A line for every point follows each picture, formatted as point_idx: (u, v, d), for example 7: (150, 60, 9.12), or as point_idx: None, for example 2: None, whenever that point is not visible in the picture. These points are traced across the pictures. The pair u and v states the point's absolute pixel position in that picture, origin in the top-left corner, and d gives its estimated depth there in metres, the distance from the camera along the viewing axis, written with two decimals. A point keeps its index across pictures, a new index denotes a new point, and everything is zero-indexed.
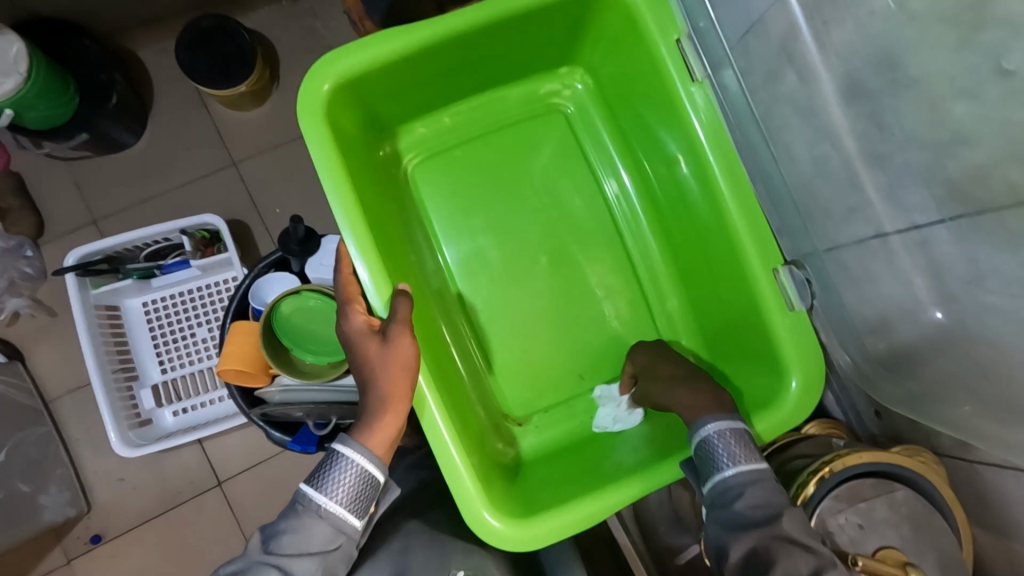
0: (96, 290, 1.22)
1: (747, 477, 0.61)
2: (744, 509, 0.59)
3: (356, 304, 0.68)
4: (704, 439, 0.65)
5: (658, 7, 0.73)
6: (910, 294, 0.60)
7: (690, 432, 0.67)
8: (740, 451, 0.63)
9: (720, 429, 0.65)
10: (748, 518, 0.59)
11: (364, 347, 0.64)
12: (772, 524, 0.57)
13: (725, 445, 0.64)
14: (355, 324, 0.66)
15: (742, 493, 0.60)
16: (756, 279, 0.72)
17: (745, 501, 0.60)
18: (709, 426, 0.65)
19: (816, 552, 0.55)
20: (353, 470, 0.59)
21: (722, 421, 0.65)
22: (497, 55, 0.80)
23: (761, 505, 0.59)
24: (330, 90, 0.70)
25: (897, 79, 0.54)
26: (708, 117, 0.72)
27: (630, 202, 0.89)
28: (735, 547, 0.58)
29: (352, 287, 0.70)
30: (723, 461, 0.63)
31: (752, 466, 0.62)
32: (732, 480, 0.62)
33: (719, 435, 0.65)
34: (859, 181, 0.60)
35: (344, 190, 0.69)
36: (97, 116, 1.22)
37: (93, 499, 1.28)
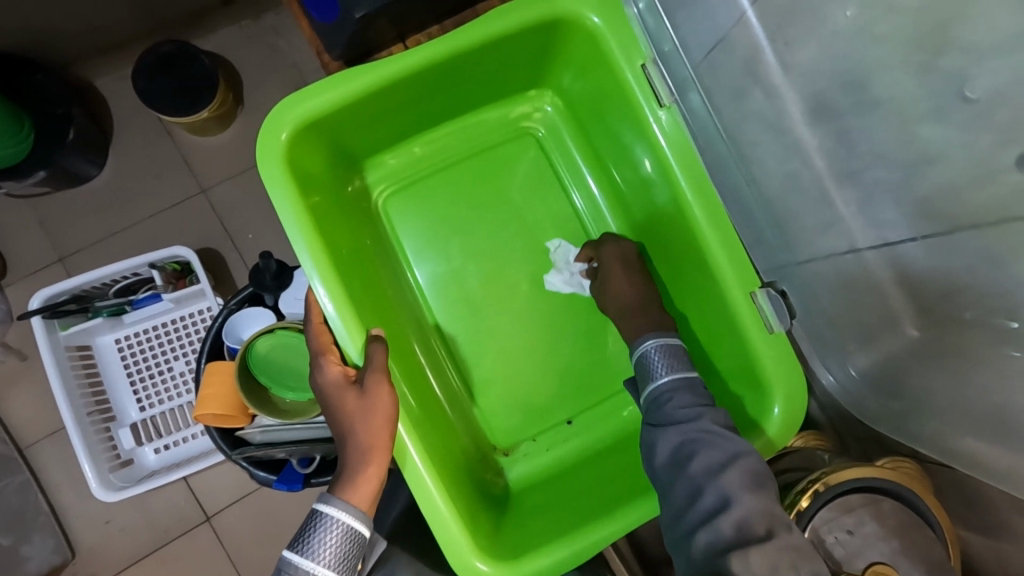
0: (66, 330, 1.19)
1: (676, 383, 0.67)
2: (670, 408, 0.65)
3: (330, 355, 0.67)
4: (643, 354, 0.72)
5: (621, 31, 0.72)
6: (888, 310, 0.60)
7: (633, 349, 0.73)
8: (672, 361, 0.69)
9: (659, 344, 0.71)
10: (675, 416, 0.65)
11: (341, 400, 0.63)
12: (696, 422, 0.63)
13: (660, 358, 0.70)
14: (331, 376, 0.64)
15: (672, 397, 0.66)
16: (733, 300, 0.72)
17: (675, 403, 0.65)
18: (648, 342, 0.72)
19: (732, 439, 0.62)
20: (338, 529, 0.58)
21: (657, 337, 0.71)
22: (463, 84, 0.79)
23: (688, 406, 0.65)
24: (290, 137, 0.68)
25: (862, 100, 0.54)
26: (674, 136, 0.73)
27: (604, 219, 0.88)
28: (665, 438, 0.64)
29: (323, 336, 0.69)
30: (657, 371, 0.69)
31: (682, 374, 0.68)
32: (662, 387, 0.68)
33: (657, 348, 0.71)
34: (830, 200, 0.60)
35: (310, 237, 0.67)
36: (55, 151, 1.18)
37: (76, 545, 1.24)
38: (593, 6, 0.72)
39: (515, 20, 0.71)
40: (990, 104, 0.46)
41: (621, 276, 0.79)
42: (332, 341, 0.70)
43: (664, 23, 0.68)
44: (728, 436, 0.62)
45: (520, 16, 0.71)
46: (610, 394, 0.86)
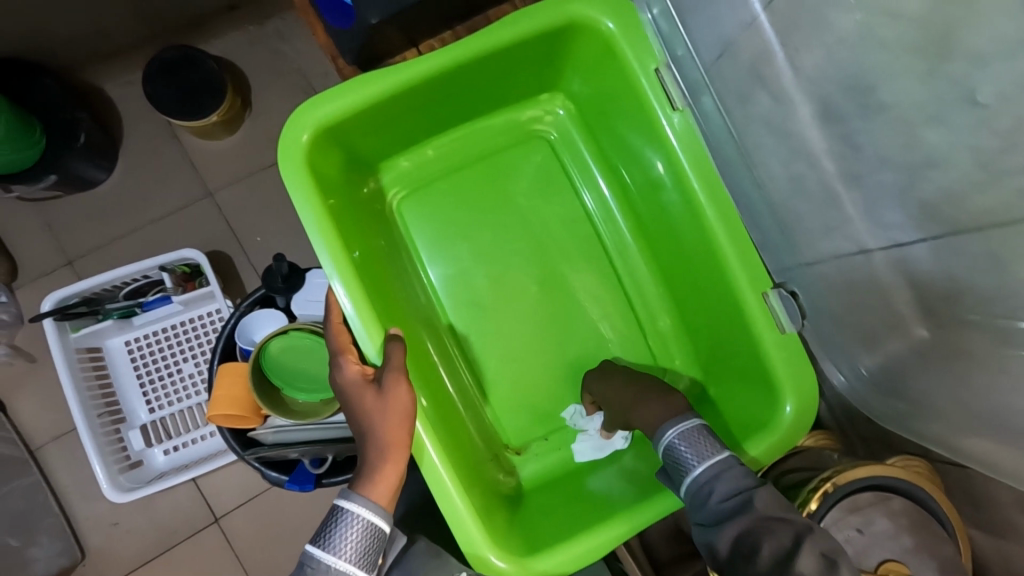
0: (76, 333, 1.20)
1: (714, 471, 0.61)
2: (718, 503, 0.59)
3: (349, 354, 0.68)
4: (669, 445, 0.66)
5: (634, 36, 0.73)
6: (893, 311, 0.61)
7: (654, 441, 0.68)
8: (699, 444, 0.64)
9: (680, 432, 0.65)
10: (721, 512, 0.59)
11: (360, 399, 0.64)
12: (748, 509, 0.57)
13: (687, 446, 0.64)
14: (349, 374, 0.66)
15: (712, 490, 0.60)
16: (745, 301, 0.73)
17: (718, 494, 0.60)
18: (669, 433, 0.65)
19: (794, 522, 0.56)
20: (359, 524, 0.59)
21: (677, 424, 0.65)
22: (477, 88, 0.80)
23: (731, 496, 0.59)
24: (309, 139, 0.69)
25: (868, 105, 0.55)
26: (688, 142, 0.73)
27: (614, 220, 0.89)
28: (723, 537, 0.57)
29: (343, 335, 0.69)
30: (689, 462, 0.63)
31: (716, 459, 0.62)
32: (700, 479, 0.62)
33: (680, 437, 0.65)
34: (838, 201, 0.62)
35: (330, 239, 0.68)
36: (64, 156, 1.20)
37: (86, 546, 1.26)
38: (606, 11, 0.73)
39: (530, 24, 0.72)
40: (996, 109, 0.46)
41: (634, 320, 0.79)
42: (350, 340, 0.71)
43: (678, 28, 0.70)
44: (788, 518, 0.56)
45: (535, 21, 0.72)
46: None
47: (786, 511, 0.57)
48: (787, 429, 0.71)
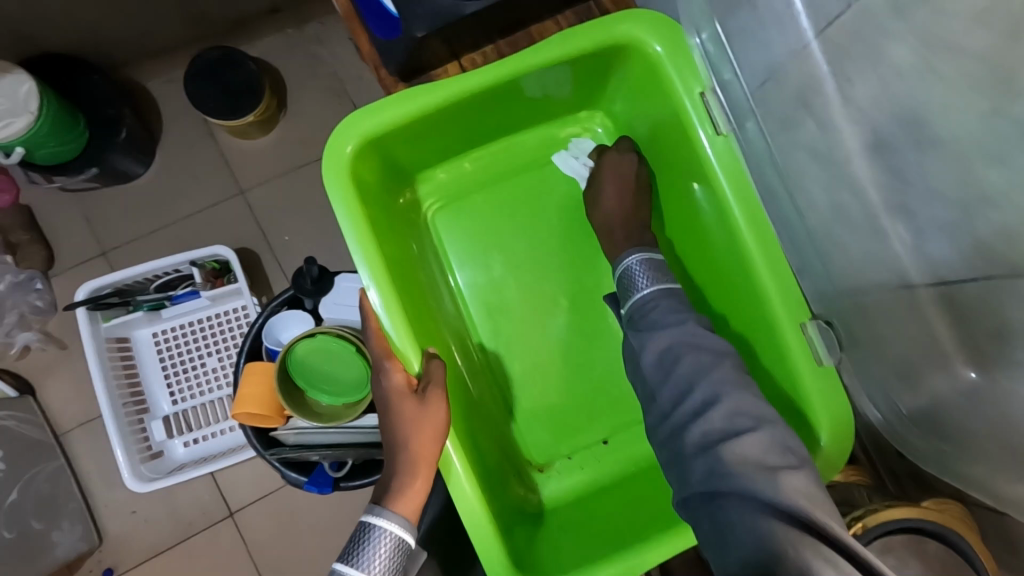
0: (107, 322, 1.22)
1: (659, 294, 0.74)
2: (655, 316, 0.72)
3: (396, 359, 0.67)
4: (626, 269, 0.77)
5: (682, 61, 0.73)
6: (939, 349, 0.60)
7: (616, 266, 0.79)
8: (655, 276, 0.76)
9: (641, 259, 0.77)
10: (661, 322, 0.71)
11: (400, 410, 0.64)
12: (680, 329, 0.70)
13: (643, 270, 0.76)
14: (394, 383, 0.65)
15: (654, 305, 0.73)
16: (780, 329, 0.72)
17: (659, 309, 0.72)
18: (632, 256, 0.77)
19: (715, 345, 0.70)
20: (387, 539, 0.60)
21: (641, 253, 0.77)
22: (519, 104, 0.80)
23: (670, 313, 0.72)
24: (354, 150, 0.70)
25: (923, 139, 0.54)
26: (726, 160, 0.73)
27: (644, 227, 0.89)
28: (652, 345, 0.70)
29: (385, 341, 0.68)
30: (640, 283, 0.75)
31: (663, 284, 0.75)
32: (645, 298, 0.74)
33: (640, 263, 0.76)
34: (885, 233, 0.60)
35: (370, 250, 0.69)
36: (105, 149, 1.23)
37: (104, 532, 1.28)
38: (657, 35, 0.73)
39: (577, 45, 0.72)
40: None
41: (612, 183, 0.82)
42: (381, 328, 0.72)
43: (727, 52, 0.68)
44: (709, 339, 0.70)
45: (580, 43, 0.72)
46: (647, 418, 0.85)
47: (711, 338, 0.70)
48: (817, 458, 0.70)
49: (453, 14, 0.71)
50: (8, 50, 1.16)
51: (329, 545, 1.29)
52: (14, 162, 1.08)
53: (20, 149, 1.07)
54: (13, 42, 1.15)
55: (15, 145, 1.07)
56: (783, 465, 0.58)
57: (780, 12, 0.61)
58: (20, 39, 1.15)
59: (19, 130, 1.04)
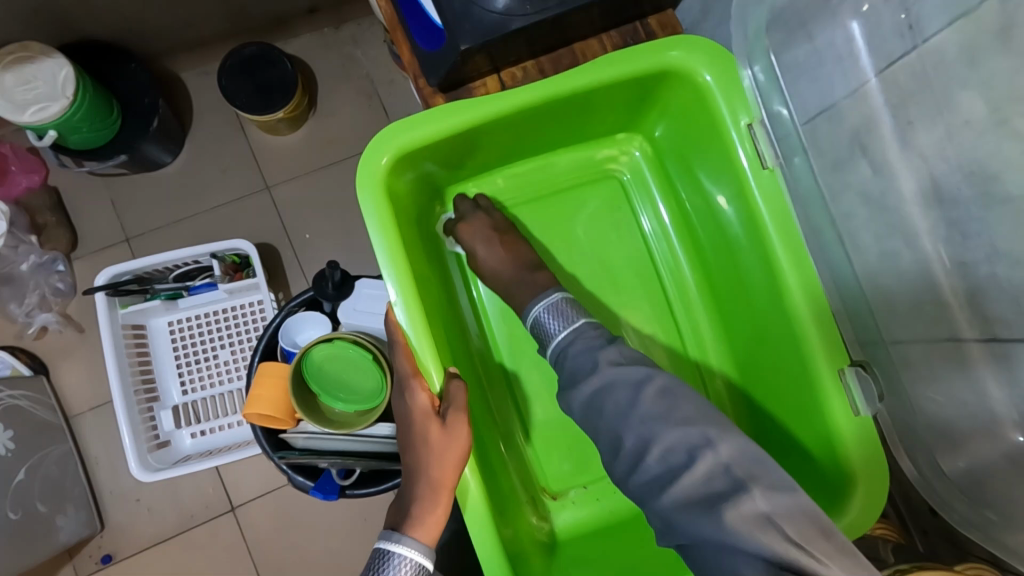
0: (124, 309, 1.21)
1: (572, 336, 0.72)
2: (571, 365, 0.70)
3: (420, 377, 0.65)
4: (537, 318, 0.76)
5: (732, 91, 0.71)
6: (989, 412, 0.56)
7: (526, 316, 0.77)
8: (564, 317, 0.73)
9: (545, 306, 0.75)
10: (575, 369, 0.69)
11: (422, 431, 0.62)
12: (593, 370, 0.67)
13: (550, 318, 0.74)
14: (418, 403, 0.64)
15: (567, 352, 0.71)
16: (820, 375, 0.69)
17: (572, 356, 0.70)
18: (536, 308, 0.76)
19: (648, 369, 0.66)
20: (408, 567, 0.59)
21: (543, 300, 0.75)
22: (556, 123, 0.80)
23: (581, 356, 0.69)
24: (389, 162, 0.70)
25: (989, 192, 0.51)
26: (771, 195, 0.71)
27: (669, 241, 0.89)
28: (575, 398, 0.67)
29: (412, 358, 0.66)
30: (553, 330, 0.74)
31: (573, 326, 0.72)
32: (560, 344, 0.72)
33: (545, 310, 0.75)
34: (936, 286, 0.58)
35: (399, 264, 0.68)
36: (138, 138, 1.23)
37: (106, 519, 1.28)
38: (707, 63, 0.71)
39: (623, 69, 0.72)
40: None
41: (481, 244, 0.81)
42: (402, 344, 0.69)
43: (780, 85, 0.67)
44: (627, 370, 0.66)
45: (627, 66, 0.72)
46: None
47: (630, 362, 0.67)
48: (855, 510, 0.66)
49: (499, 30, 0.70)
50: (50, 35, 1.17)
51: (328, 547, 1.27)
52: (44, 145, 1.09)
53: (53, 132, 1.08)
54: (56, 28, 1.16)
55: (49, 128, 1.08)
56: (730, 492, 0.53)
57: (840, 48, 0.61)
58: (63, 25, 1.15)
59: (53, 114, 1.05)
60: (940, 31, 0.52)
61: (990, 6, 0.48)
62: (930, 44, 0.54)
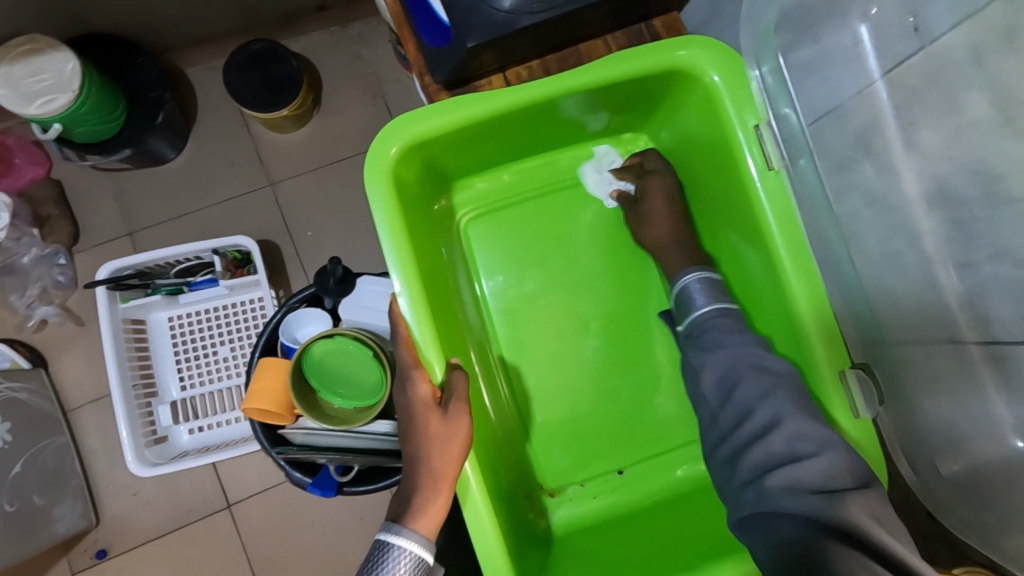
0: (125, 304, 1.21)
1: (719, 310, 0.73)
2: (717, 334, 0.71)
3: (422, 369, 0.65)
4: (685, 287, 0.77)
5: (738, 91, 0.69)
6: (991, 414, 0.56)
7: (673, 283, 0.79)
8: (713, 294, 0.75)
9: (700, 278, 0.76)
10: (724, 340, 0.70)
11: (424, 423, 0.62)
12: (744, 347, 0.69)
13: (702, 290, 0.75)
14: (419, 395, 0.63)
15: (716, 324, 0.72)
16: (820, 380, 0.66)
17: (719, 327, 0.71)
18: (689, 276, 0.77)
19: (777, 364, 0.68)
20: (406, 559, 0.59)
21: (700, 271, 0.76)
22: (562, 120, 0.79)
23: (728, 331, 0.70)
24: (397, 152, 0.70)
25: (994, 194, 0.52)
26: (775, 194, 0.68)
27: None
28: (709, 373, 0.69)
29: (413, 350, 0.66)
30: (698, 302, 0.75)
31: (722, 305, 0.74)
32: (704, 315, 0.73)
33: (698, 281, 0.76)
34: (939, 287, 0.58)
35: (404, 256, 0.68)
36: (142, 132, 1.23)
37: (102, 513, 1.27)
38: (714, 62, 0.70)
39: (630, 65, 0.71)
40: None
41: (662, 199, 0.82)
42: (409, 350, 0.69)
43: (788, 85, 0.66)
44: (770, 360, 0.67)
45: (634, 65, 0.71)
46: (664, 450, 0.84)
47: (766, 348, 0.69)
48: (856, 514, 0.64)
49: (506, 27, 0.70)
50: (58, 27, 1.18)
51: (324, 546, 1.27)
52: (49, 138, 1.10)
53: (58, 126, 1.08)
54: (64, 19, 1.16)
55: (54, 121, 1.08)
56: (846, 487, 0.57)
57: (848, 50, 0.61)
58: (72, 16, 1.16)
59: (60, 106, 1.05)
60: (947, 32, 0.53)
61: (1000, 8, 0.48)
62: (938, 45, 0.54)
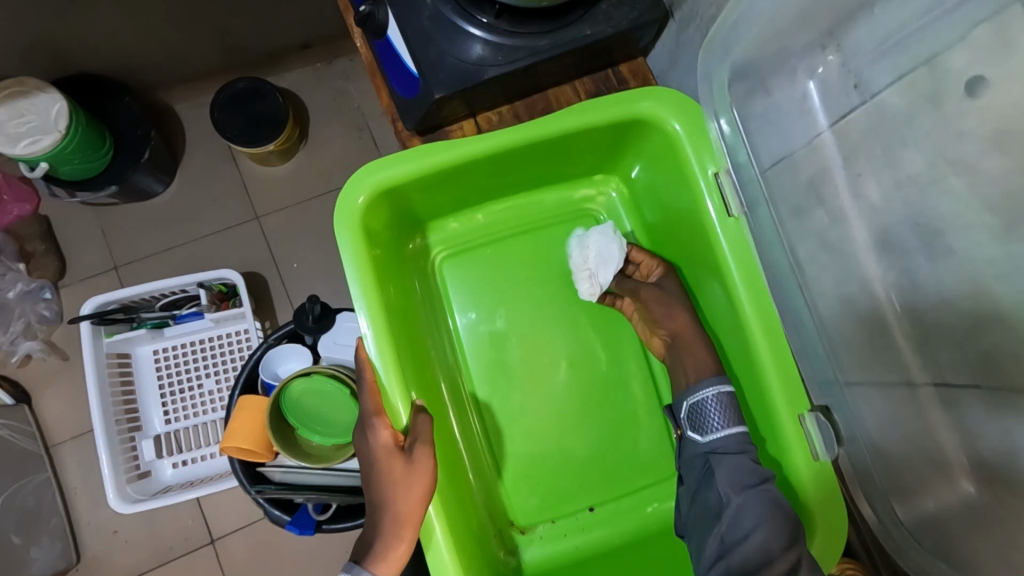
0: (110, 338, 1.21)
1: (733, 443, 0.68)
2: (729, 476, 0.67)
3: (384, 415, 0.67)
4: (700, 401, 0.72)
5: (699, 139, 0.74)
6: (942, 456, 0.58)
7: (689, 392, 0.73)
8: (731, 416, 0.70)
9: (718, 394, 0.71)
10: (741, 480, 0.66)
11: (389, 468, 0.63)
12: (761, 495, 0.65)
13: (718, 408, 0.70)
14: (382, 440, 0.65)
15: (730, 463, 0.67)
16: (779, 422, 0.71)
17: (732, 470, 0.67)
18: (707, 390, 0.72)
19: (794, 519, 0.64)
20: None
21: (718, 387, 0.71)
22: (528, 167, 0.82)
23: (747, 477, 0.66)
24: (365, 202, 0.72)
25: (932, 243, 0.54)
26: (736, 241, 0.73)
27: None
28: (723, 516, 0.66)
29: (378, 395, 0.68)
30: (714, 423, 0.70)
31: (738, 433, 0.69)
32: (717, 444, 0.69)
33: (716, 399, 0.71)
34: (889, 330, 0.60)
35: (372, 300, 0.70)
36: (128, 169, 1.25)
37: (83, 551, 1.26)
38: (675, 113, 0.75)
39: (592, 117, 0.75)
40: None
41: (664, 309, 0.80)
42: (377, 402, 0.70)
43: (742, 137, 0.67)
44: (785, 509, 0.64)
45: (595, 116, 0.75)
46: (634, 489, 0.84)
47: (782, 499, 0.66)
48: (823, 543, 0.68)
49: (475, 77, 0.73)
50: (46, 69, 1.20)
51: None
52: (36, 177, 1.11)
53: (44, 164, 1.10)
54: (52, 61, 1.18)
55: (40, 160, 1.10)
56: None
57: (797, 103, 0.63)
58: (59, 59, 1.18)
59: (45, 147, 1.07)
60: (886, 87, 0.55)
61: (923, 75, 0.52)
62: (876, 99, 0.57)
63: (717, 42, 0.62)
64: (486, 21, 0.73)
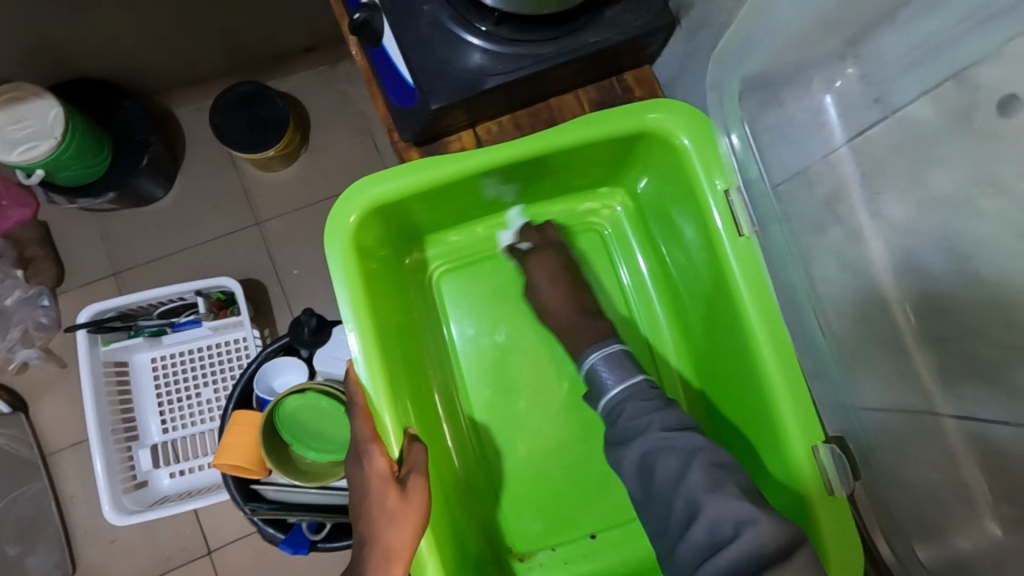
0: (106, 346, 1.19)
1: (627, 392, 0.70)
2: (624, 423, 0.68)
3: (379, 442, 0.64)
4: (591, 367, 0.74)
5: (709, 154, 0.70)
6: (966, 492, 0.54)
7: (581, 363, 0.76)
8: (619, 369, 0.72)
9: (602, 356, 0.74)
10: (629, 429, 0.68)
11: (383, 498, 0.61)
12: (646, 434, 0.66)
13: (606, 368, 0.73)
14: (376, 467, 0.63)
15: (622, 409, 0.69)
16: (790, 447, 0.67)
17: (627, 414, 0.69)
18: (593, 356, 0.74)
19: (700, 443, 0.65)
20: None
21: (600, 349, 0.74)
22: (529, 180, 0.79)
23: (636, 416, 0.68)
24: (357, 221, 0.70)
25: (959, 268, 0.50)
26: (745, 260, 0.70)
27: (649, 294, 0.88)
28: (628, 457, 0.67)
29: (371, 420, 0.65)
30: (607, 382, 0.72)
31: (630, 380, 0.71)
32: (614, 399, 0.71)
33: (602, 360, 0.74)
34: (910, 357, 0.57)
35: (364, 322, 0.67)
36: (128, 175, 1.22)
37: (79, 560, 1.23)
38: (683, 126, 0.71)
39: (595, 130, 0.72)
40: None
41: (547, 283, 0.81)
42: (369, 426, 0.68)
43: (753, 152, 0.64)
44: (680, 436, 0.65)
45: (597, 130, 0.72)
46: (635, 517, 0.81)
47: (682, 428, 0.67)
48: None
49: (474, 87, 0.70)
50: (44, 74, 1.18)
51: None
52: (33, 183, 1.09)
53: (41, 171, 1.08)
54: (50, 67, 1.16)
55: (37, 167, 1.08)
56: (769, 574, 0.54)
57: (813, 117, 0.60)
58: (57, 63, 1.16)
59: (41, 154, 1.05)
60: (912, 102, 0.52)
61: (954, 87, 0.48)
62: (902, 113, 0.53)
63: (730, 51, 0.59)
64: (486, 29, 0.70)
